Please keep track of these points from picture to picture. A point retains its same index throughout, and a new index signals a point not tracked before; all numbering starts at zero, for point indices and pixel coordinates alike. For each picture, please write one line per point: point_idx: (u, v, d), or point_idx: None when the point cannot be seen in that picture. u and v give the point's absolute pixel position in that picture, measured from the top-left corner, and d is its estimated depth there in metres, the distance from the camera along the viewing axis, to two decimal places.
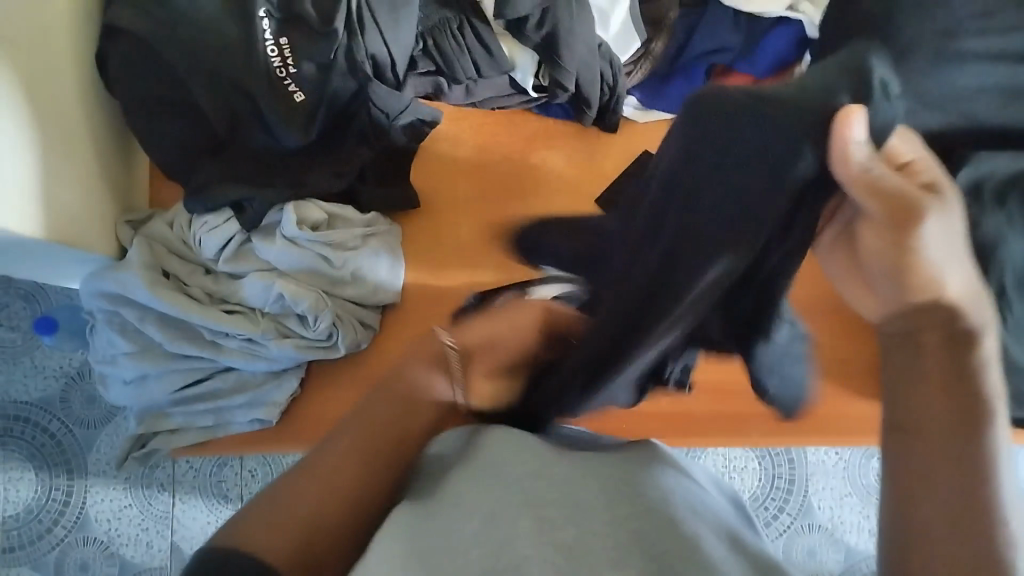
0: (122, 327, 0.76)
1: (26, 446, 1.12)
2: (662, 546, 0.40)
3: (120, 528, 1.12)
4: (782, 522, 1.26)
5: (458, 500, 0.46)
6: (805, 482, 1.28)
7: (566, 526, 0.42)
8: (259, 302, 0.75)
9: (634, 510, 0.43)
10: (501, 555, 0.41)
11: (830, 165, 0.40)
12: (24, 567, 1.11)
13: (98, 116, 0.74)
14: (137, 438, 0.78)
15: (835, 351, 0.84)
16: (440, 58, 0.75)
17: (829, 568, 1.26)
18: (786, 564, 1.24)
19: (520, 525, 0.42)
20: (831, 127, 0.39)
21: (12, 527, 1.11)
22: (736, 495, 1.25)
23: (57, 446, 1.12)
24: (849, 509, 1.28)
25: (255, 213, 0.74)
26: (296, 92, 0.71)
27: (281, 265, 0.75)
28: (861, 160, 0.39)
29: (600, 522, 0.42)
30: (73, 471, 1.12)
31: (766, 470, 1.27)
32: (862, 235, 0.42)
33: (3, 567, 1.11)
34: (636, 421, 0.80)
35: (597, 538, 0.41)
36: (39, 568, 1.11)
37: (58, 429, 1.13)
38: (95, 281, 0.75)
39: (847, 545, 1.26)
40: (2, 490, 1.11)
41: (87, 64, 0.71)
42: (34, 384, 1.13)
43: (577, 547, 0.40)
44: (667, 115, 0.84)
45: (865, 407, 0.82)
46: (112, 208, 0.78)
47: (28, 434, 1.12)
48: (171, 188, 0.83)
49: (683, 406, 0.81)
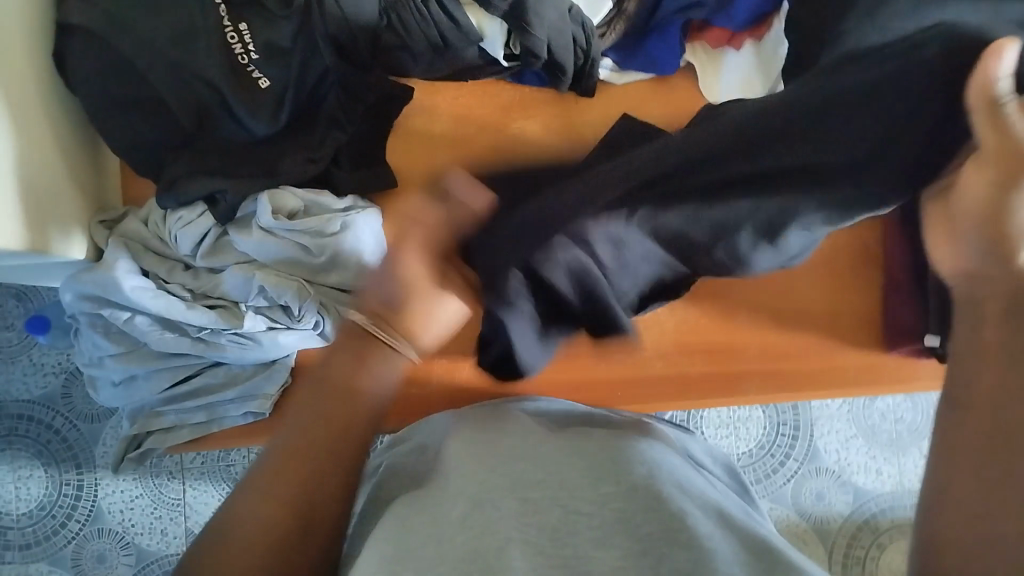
0: (105, 329, 0.75)
1: (32, 443, 1.12)
2: (652, 530, 0.40)
3: (133, 518, 1.13)
4: (789, 469, 1.26)
5: (448, 489, 0.47)
6: (810, 428, 1.27)
7: (558, 513, 0.42)
8: (239, 296, 0.75)
9: (618, 489, 0.44)
10: (488, 541, 0.40)
11: (978, 84, 0.39)
12: (41, 563, 1.11)
13: (63, 116, 0.73)
14: (132, 440, 0.78)
15: (833, 305, 0.82)
16: (403, 33, 0.72)
17: (838, 510, 1.26)
18: (796, 510, 1.25)
19: (503, 505, 0.43)
20: (986, 51, 0.38)
21: (26, 525, 1.11)
22: (741, 445, 1.26)
23: (63, 441, 1.12)
24: (855, 451, 1.28)
25: (228, 206, 0.73)
26: (261, 79, 0.70)
27: (256, 256, 0.74)
28: (996, 85, 0.38)
29: (593, 511, 0.42)
30: (81, 465, 1.12)
31: (771, 418, 1.27)
32: (969, 169, 0.42)
33: (19, 564, 1.11)
34: (632, 389, 0.79)
35: (594, 528, 0.41)
36: (56, 563, 1.11)
37: (63, 425, 1.13)
38: (73, 285, 0.74)
39: (855, 487, 1.27)
40: (12, 489, 1.11)
41: (46, 63, 0.69)
42: (34, 382, 1.13)
43: (559, 527, 0.41)
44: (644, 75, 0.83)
45: (862, 359, 0.82)
46: (85, 209, 0.76)
47: (33, 432, 1.12)
48: (143, 182, 0.82)
49: (682, 369, 0.80)
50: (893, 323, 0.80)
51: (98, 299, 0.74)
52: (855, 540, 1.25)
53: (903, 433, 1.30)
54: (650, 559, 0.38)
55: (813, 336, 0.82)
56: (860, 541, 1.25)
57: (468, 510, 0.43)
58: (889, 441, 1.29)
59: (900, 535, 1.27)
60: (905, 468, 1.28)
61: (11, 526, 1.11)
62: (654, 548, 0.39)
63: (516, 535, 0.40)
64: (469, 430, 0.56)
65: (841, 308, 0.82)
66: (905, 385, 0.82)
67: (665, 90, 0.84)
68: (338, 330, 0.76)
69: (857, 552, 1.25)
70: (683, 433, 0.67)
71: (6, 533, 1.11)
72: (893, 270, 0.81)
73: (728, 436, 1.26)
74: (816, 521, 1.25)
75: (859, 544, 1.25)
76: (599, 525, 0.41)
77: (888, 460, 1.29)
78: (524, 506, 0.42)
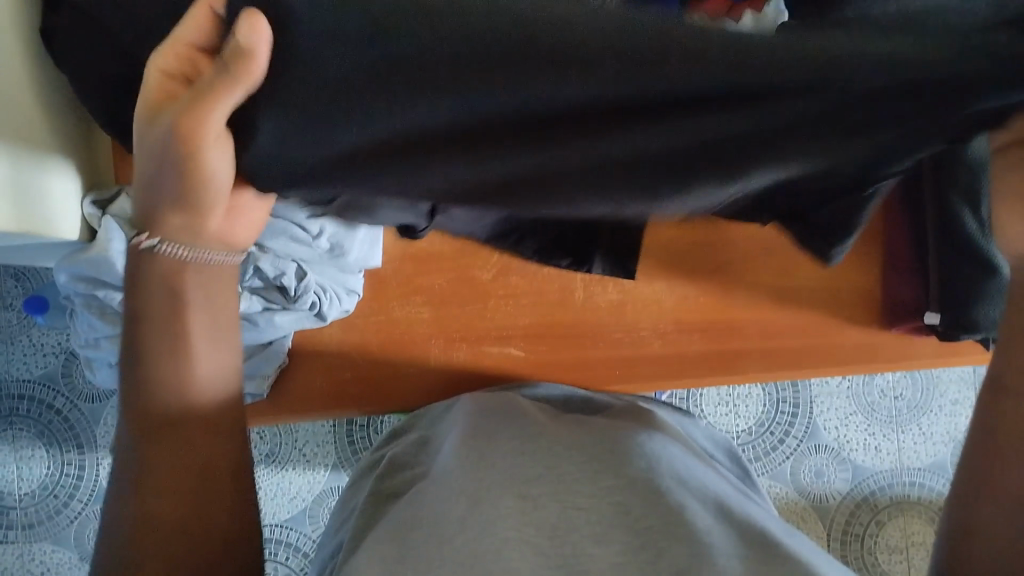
0: (101, 310, 0.76)
1: (33, 423, 1.12)
2: (652, 525, 0.37)
3: None
4: (788, 446, 1.26)
5: (437, 491, 0.44)
6: (809, 405, 1.27)
7: (555, 513, 0.39)
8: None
9: (619, 482, 0.41)
10: (482, 542, 0.37)
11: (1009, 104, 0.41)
12: (44, 542, 1.11)
13: (52, 96, 0.72)
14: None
15: (835, 284, 0.80)
16: None
17: (837, 488, 1.26)
18: (795, 488, 1.25)
19: (503, 504, 0.39)
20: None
21: (29, 504, 1.11)
22: (740, 422, 1.26)
23: (64, 421, 1.12)
24: (855, 428, 1.28)
25: None
26: None
27: None
28: None
29: (590, 507, 0.39)
30: (83, 445, 1.13)
31: (770, 396, 1.27)
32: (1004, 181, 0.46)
33: (22, 544, 1.11)
34: (631, 368, 0.79)
35: (591, 523, 0.38)
36: (60, 542, 1.11)
37: (63, 405, 1.13)
38: (66, 267, 0.74)
39: (854, 464, 1.27)
40: (14, 469, 1.11)
41: (32, 42, 0.68)
42: (34, 362, 1.13)
43: (560, 526, 0.38)
44: None
45: (864, 337, 0.81)
46: (76, 190, 0.75)
47: (34, 411, 1.12)
48: (135, 164, 0.81)
49: (680, 349, 0.80)
50: (895, 301, 0.80)
51: (92, 280, 0.75)
52: (854, 517, 1.25)
53: (902, 410, 1.29)
54: (651, 552, 0.36)
55: (814, 314, 0.81)
56: (859, 517, 1.25)
57: (467, 511, 0.40)
58: (888, 418, 1.29)
59: (899, 513, 1.27)
60: (904, 445, 1.28)
61: (14, 506, 1.11)
62: (651, 544, 0.36)
63: (514, 534, 0.37)
64: (466, 423, 0.54)
65: (842, 286, 0.81)
66: (905, 363, 0.81)
67: None
68: (336, 310, 0.75)
69: (856, 529, 1.25)
70: (683, 420, 0.66)
71: (9, 513, 1.11)
72: (896, 246, 0.80)
73: (727, 414, 1.26)
74: (815, 498, 1.25)
75: (858, 521, 1.25)
76: (596, 519, 0.38)
77: (888, 437, 1.29)
78: (519, 493, 0.40)
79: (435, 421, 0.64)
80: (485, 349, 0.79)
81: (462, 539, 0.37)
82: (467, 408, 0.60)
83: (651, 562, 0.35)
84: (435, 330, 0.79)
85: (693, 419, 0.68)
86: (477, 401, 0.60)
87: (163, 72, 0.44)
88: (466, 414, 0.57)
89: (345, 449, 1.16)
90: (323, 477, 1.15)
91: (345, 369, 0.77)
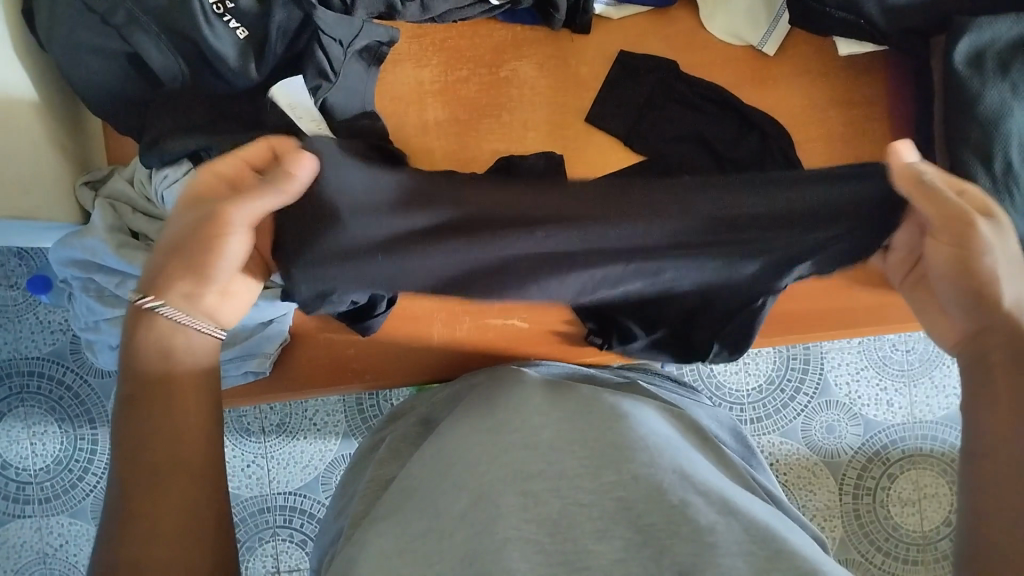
0: (99, 292, 0.75)
1: (45, 399, 1.12)
2: (654, 522, 0.40)
3: None
4: (799, 403, 1.25)
5: (441, 487, 0.45)
6: (820, 361, 1.26)
7: (557, 507, 0.42)
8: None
9: (621, 478, 0.43)
10: (484, 544, 0.39)
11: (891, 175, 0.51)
12: (61, 515, 1.12)
13: (39, 75, 0.70)
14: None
15: None
16: None
17: (849, 443, 1.25)
18: (806, 445, 1.24)
19: (505, 502, 0.42)
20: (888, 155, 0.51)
21: (45, 478, 1.12)
22: (751, 380, 1.25)
23: (74, 397, 1.12)
24: (866, 383, 1.27)
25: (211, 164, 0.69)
26: (238, 29, 0.69)
27: None
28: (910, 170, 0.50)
29: (593, 501, 0.42)
30: (95, 420, 1.13)
31: (780, 353, 1.26)
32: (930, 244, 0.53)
33: (39, 518, 1.12)
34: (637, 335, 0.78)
35: (595, 521, 0.41)
36: (77, 515, 1.12)
37: (73, 381, 1.13)
38: (60, 250, 0.73)
39: (866, 419, 1.26)
40: (28, 444, 1.12)
41: (16, 21, 0.67)
42: (42, 339, 1.12)
43: (560, 521, 0.41)
44: (640, 9, 0.78)
45: (873, 298, 0.80)
46: (68, 170, 0.74)
47: (45, 388, 1.12)
48: (127, 142, 0.78)
49: None
50: None
51: (89, 263, 0.74)
52: (866, 471, 1.25)
53: (914, 363, 1.28)
54: (650, 550, 0.39)
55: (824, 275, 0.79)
56: (871, 471, 1.25)
57: (470, 505, 0.42)
58: (900, 371, 1.28)
59: (911, 466, 1.26)
60: (916, 399, 1.27)
61: (29, 481, 1.12)
62: (653, 541, 0.39)
63: (515, 533, 0.40)
64: (470, 408, 0.56)
65: None
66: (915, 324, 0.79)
67: (667, 23, 0.79)
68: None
69: (869, 483, 1.25)
70: (689, 401, 0.67)
71: (24, 488, 1.12)
72: None
73: (738, 372, 1.25)
74: (827, 454, 1.24)
75: (870, 475, 1.25)
76: (601, 516, 0.41)
77: (900, 392, 1.27)
78: (521, 490, 0.43)
79: (438, 404, 0.65)
80: (489, 321, 0.78)
81: (464, 535, 0.40)
82: (474, 389, 0.62)
83: (651, 565, 0.38)
84: (438, 305, 0.77)
85: (699, 402, 0.69)
86: (475, 386, 0.63)
87: (222, 172, 0.52)
88: (470, 398, 0.59)
89: (355, 418, 1.16)
90: (334, 447, 1.15)
91: (344, 345, 0.77)
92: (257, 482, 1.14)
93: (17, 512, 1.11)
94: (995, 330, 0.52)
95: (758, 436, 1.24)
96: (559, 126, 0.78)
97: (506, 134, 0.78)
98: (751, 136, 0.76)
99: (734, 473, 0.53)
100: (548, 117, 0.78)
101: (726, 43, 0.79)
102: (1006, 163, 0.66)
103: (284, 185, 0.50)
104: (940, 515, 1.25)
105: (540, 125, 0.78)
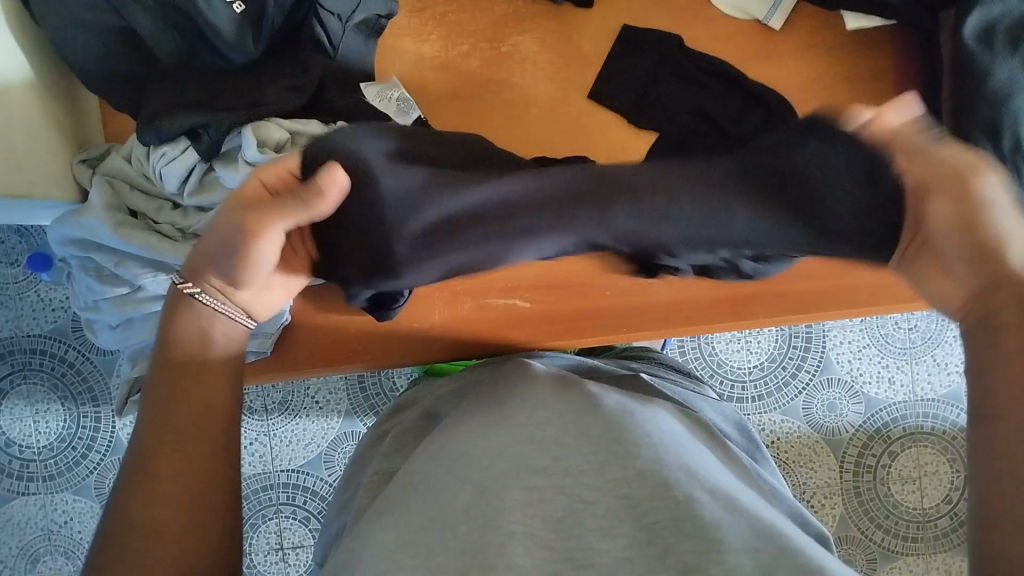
0: (99, 272, 0.75)
1: (47, 377, 1.12)
2: (657, 521, 0.41)
3: None
4: (801, 381, 1.25)
5: (446, 482, 0.46)
6: (824, 339, 1.26)
7: (562, 506, 0.42)
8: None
9: (625, 474, 0.44)
10: (489, 536, 0.40)
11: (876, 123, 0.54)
12: (65, 492, 1.12)
13: (34, 52, 0.69)
14: (129, 386, 0.76)
15: None
16: None
17: (851, 421, 1.25)
18: (809, 423, 1.24)
19: (509, 496, 0.43)
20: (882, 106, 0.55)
21: (49, 456, 1.12)
22: (753, 359, 1.25)
23: (77, 375, 1.12)
24: (869, 361, 1.26)
25: (212, 141, 0.69)
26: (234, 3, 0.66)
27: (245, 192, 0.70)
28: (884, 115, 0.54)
29: (599, 499, 0.43)
30: (98, 398, 1.13)
31: (783, 332, 1.25)
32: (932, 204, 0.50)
33: (44, 496, 1.12)
34: (638, 314, 0.78)
35: (598, 517, 0.41)
36: (80, 492, 1.12)
37: (75, 358, 1.13)
38: (59, 228, 0.73)
39: (868, 397, 1.26)
40: (31, 422, 1.12)
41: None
42: (43, 318, 1.12)
43: (565, 519, 0.41)
44: None
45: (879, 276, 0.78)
46: (65, 149, 0.73)
47: (47, 365, 1.12)
48: (126, 122, 0.78)
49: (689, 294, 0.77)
50: None
51: (88, 242, 0.73)
52: (868, 449, 1.25)
53: (917, 342, 1.27)
54: (655, 549, 0.40)
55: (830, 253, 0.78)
56: (872, 449, 1.25)
57: (473, 501, 0.43)
58: (904, 350, 1.27)
59: (912, 444, 1.26)
60: (920, 377, 1.27)
61: (33, 458, 1.12)
62: (660, 539, 0.40)
63: (521, 528, 0.41)
64: (477, 403, 0.57)
65: None
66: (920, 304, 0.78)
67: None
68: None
69: (869, 459, 1.25)
70: (693, 394, 0.67)
71: (28, 466, 1.12)
72: None
73: (740, 350, 1.25)
74: (829, 432, 1.24)
75: (871, 452, 1.25)
76: (607, 512, 0.42)
77: (903, 370, 1.27)
78: (524, 483, 0.44)
79: (442, 397, 0.65)
80: (489, 301, 0.77)
81: (469, 529, 0.41)
82: (478, 384, 0.62)
83: (654, 561, 0.39)
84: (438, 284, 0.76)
85: (704, 396, 0.69)
86: (481, 380, 0.63)
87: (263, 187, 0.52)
88: (479, 392, 0.60)
89: (359, 397, 1.16)
90: (337, 425, 1.15)
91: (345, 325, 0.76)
92: (261, 459, 1.14)
93: (22, 489, 1.12)
94: (1005, 286, 0.47)
95: (760, 414, 1.24)
96: (560, 105, 0.77)
97: (507, 112, 0.77)
98: (756, 114, 0.75)
99: (736, 467, 0.54)
100: (550, 94, 0.77)
101: (731, 18, 0.78)
102: (1017, 141, 0.65)
103: (316, 206, 0.49)
104: (939, 493, 1.25)
105: (542, 102, 0.77)
